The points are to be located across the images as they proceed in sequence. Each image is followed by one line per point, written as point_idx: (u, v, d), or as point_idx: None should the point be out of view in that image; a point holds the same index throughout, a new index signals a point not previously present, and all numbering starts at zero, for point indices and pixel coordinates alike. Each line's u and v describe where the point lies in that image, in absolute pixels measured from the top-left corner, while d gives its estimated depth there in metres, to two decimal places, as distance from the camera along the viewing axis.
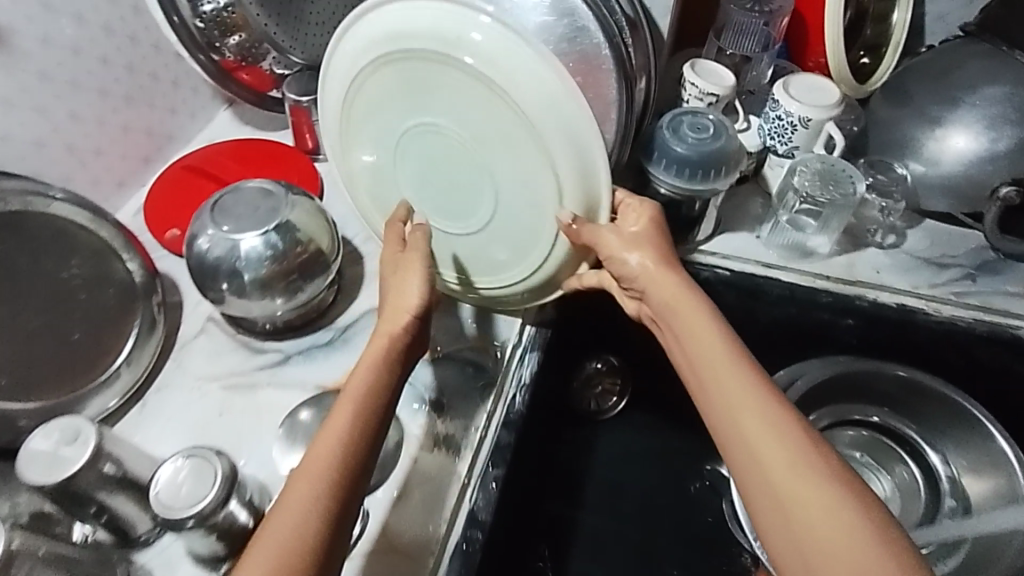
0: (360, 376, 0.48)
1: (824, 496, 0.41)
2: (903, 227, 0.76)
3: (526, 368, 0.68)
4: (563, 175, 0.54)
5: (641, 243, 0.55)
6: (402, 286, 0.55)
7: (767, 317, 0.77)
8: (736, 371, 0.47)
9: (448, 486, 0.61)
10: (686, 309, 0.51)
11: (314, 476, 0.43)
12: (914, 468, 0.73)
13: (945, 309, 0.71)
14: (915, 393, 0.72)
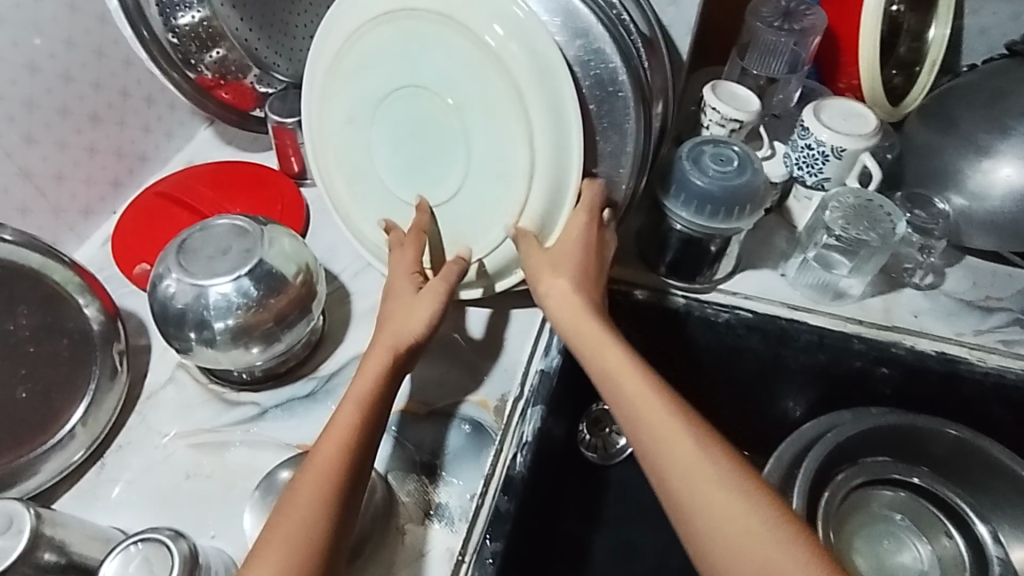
0: (367, 379, 0.52)
1: (713, 474, 0.45)
2: (942, 265, 0.70)
3: (528, 425, 0.61)
4: (540, 146, 0.57)
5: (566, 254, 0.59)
6: (415, 308, 0.57)
7: (797, 364, 0.70)
8: (643, 391, 0.50)
9: (440, 563, 0.54)
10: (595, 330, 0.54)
11: (327, 473, 0.46)
12: (959, 539, 0.66)
13: (991, 359, 0.64)
14: (963, 453, 0.65)
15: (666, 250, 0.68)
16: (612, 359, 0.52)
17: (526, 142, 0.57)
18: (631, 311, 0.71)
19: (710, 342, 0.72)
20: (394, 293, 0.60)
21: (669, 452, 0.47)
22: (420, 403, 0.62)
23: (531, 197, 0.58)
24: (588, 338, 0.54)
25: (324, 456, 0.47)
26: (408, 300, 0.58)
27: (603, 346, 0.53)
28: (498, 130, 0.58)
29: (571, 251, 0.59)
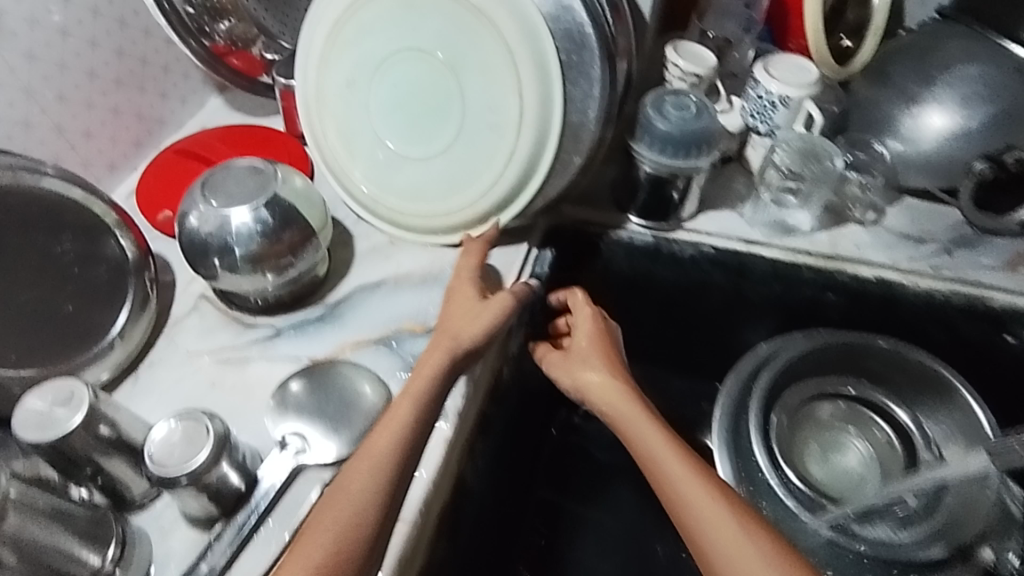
0: (425, 374, 0.57)
1: (753, 557, 0.48)
2: (882, 205, 0.78)
3: (512, 342, 0.72)
4: (528, 96, 0.64)
5: (593, 351, 0.66)
6: (472, 312, 0.63)
7: (756, 295, 0.77)
8: (677, 462, 0.54)
9: (434, 444, 0.61)
10: (633, 409, 0.59)
11: (386, 457, 0.51)
12: (888, 429, 0.76)
13: (922, 281, 0.72)
14: (895, 362, 0.73)
15: (637, 195, 0.77)
16: (645, 435, 0.57)
17: (516, 92, 0.65)
18: (607, 250, 0.79)
19: (677, 278, 0.79)
20: (454, 297, 0.65)
21: (704, 517, 0.50)
22: (417, 322, 0.70)
23: (522, 139, 0.66)
24: (624, 418, 0.59)
25: (374, 448, 0.52)
26: (467, 308, 0.64)
27: (638, 423, 0.58)
28: (490, 83, 0.66)
29: (596, 347, 0.66)
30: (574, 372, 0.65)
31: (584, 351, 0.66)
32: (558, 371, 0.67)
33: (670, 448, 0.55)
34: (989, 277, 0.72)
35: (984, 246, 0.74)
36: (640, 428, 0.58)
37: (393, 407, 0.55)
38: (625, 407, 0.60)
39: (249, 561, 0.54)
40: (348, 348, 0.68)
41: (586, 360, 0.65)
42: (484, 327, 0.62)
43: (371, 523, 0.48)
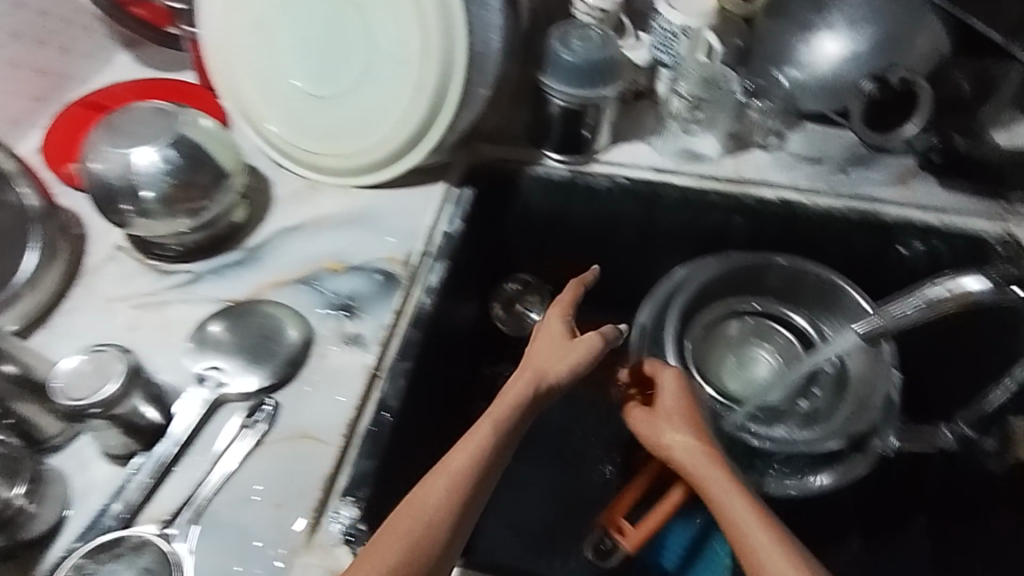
0: (487, 429, 0.55)
1: None
2: (785, 130, 0.81)
3: (434, 275, 0.70)
4: (432, 28, 0.65)
5: (675, 415, 0.60)
6: (565, 356, 0.60)
7: (667, 222, 0.81)
8: (749, 513, 0.52)
9: (358, 376, 0.63)
10: (704, 455, 0.57)
11: (455, 487, 0.52)
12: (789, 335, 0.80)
13: (819, 199, 0.77)
14: (794, 278, 0.78)
15: (550, 132, 0.79)
16: (716, 479, 0.55)
17: (420, 24, 0.66)
18: (526, 186, 0.81)
19: (593, 210, 0.81)
20: (544, 338, 0.62)
21: (775, 559, 0.49)
22: (339, 260, 0.70)
23: (429, 72, 0.67)
24: (696, 466, 0.57)
25: (449, 477, 0.52)
26: (558, 348, 0.60)
27: (708, 472, 0.56)
28: (395, 18, 0.67)
29: (677, 402, 0.61)
30: (659, 429, 0.60)
31: (670, 409, 0.61)
32: (638, 419, 0.62)
33: (738, 493, 0.54)
34: (880, 192, 0.77)
35: (876, 164, 0.79)
36: (711, 477, 0.55)
37: (474, 426, 0.56)
38: (693, 450, 0.57)
39: (169, 490, 0.56)
40: (267, 289, 0.69)
41: (670, 416, 0.60)
42: (574, 373, 0.59)
43: (441, 540, 0.50)
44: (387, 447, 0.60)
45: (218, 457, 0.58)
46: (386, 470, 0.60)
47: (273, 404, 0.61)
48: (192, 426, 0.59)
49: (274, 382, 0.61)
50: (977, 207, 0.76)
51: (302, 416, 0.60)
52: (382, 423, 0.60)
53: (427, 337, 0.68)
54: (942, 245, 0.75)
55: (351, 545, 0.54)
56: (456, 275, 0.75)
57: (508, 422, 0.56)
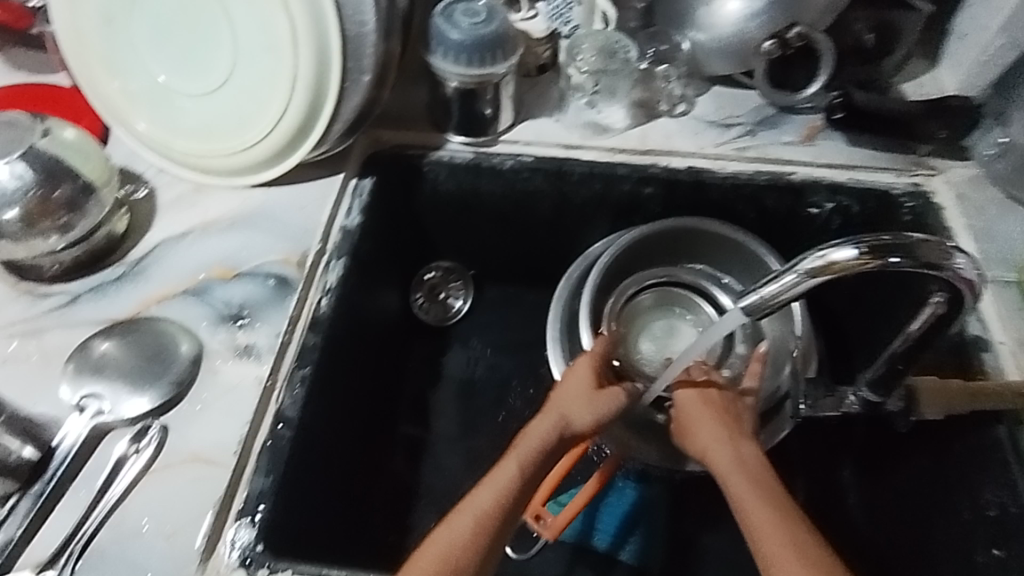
0: (510, 467, 0.54)
1: None
2: (692, 95, 0.79)
3: (332, 274, 0.67)
4: (295, 14, 0.62)
5: (720, 422, 0.58)
6: (582, 390, 0.60)
7: (580, 198, 0.78)
8: (763, 507, 0.49)
9: (252, 390, 0.59)
10: (724, 450, 0.55)
11: (500, 496, 0.52)
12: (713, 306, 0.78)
13: (728, 165, 0.75)
14: (712, 242, 0.76)
15: (451, 115, 0.75)
16: (738, 484, 0.52)
17: (283, 11, 0.62)
18: (429, 171, 0.76)
19: (502, 190, 0.78)
20: (567, 383, 0.61)
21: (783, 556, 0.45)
22: (228, 266, 0.67)
23: (300, 62, 0.64)
24: (723, 469, 0.54)
25: (482, 507, 0.51)
26: (583, 392, 0.60)
27: (732, 475, 0.53)
28: (255, 5, 0.63)
29: (700, 413, 0.59)
30: (695, 436, 0.58)
31: (700, 416, 0.59)
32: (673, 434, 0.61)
33: (748, 484, 0.51)
34: (788, 152, 0.75)
35: (786, 124, 0.77)
36: (732, 478, 0.52)
37: (497, 466, 0.54)
38: (715, 448, 0.55)
39: (52, 530, 0.53)
40: (153, 303, 0.65)
41: (694, 422, 0.59)
42: (595, 414, 0.59)
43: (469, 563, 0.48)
44: (290, 460, 0.58)
45: (101, 489, 0.54)
46: (291, 484, 0.57)
47: (161, 425, 0.58)
48: (73, 450, 0.56)
49: (163, 403, 0.58)
50: (886, 160, 0.73)
51: (192, 437, 0.57)
52: (279, 436, 0.58)
53: (327, 340, 0.65)
54: (852, 202, 0.73)
55: (248, 570, 0.52)
56: (360, 270, 0.72)
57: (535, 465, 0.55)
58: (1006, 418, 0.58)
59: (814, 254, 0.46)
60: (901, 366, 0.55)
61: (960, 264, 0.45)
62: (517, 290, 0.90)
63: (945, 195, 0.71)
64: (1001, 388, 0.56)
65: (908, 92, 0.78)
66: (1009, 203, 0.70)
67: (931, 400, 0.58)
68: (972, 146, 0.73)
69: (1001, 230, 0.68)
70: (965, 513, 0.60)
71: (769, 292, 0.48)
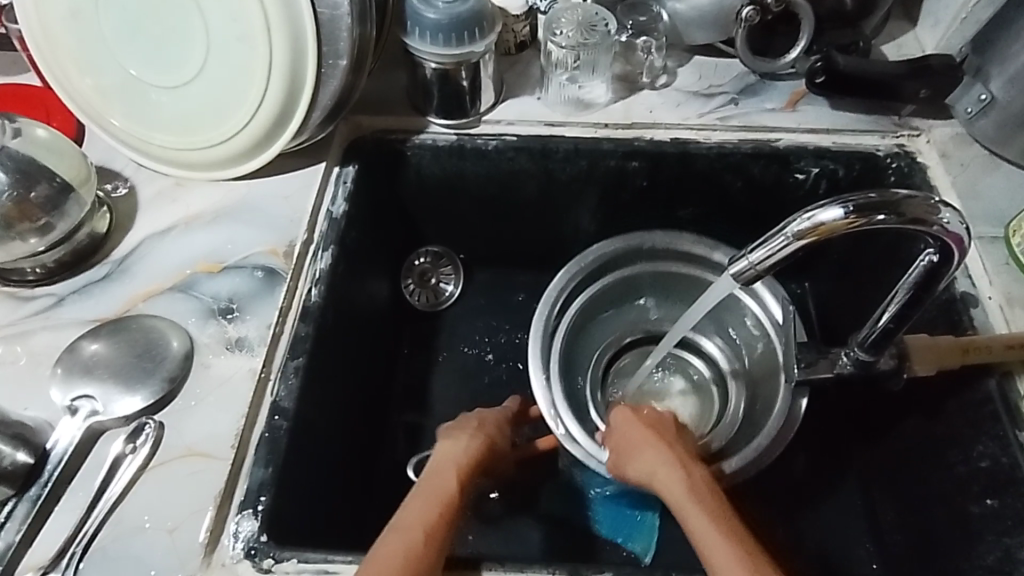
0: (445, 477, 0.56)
1: None
2: (673, 67, 0.79)
3: (320, 263, 0.67)
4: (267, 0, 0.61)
5: (652, 433, 0.61)
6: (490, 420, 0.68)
7: (565, 176, 0.77)
8: (697, 508, 0.52)
9: (246, 383, 0.59)
10: (665, 466, 0.56)
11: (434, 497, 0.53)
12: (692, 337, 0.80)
13: (713, 135, 0.74)
14: (684, 276, 0.77)
15: (431, 97, 0.74)
16: (682, 500, 0.53)
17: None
18: (413, 156, 0.76)
19: (486, 172, 0.77)
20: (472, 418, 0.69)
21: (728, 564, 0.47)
22: (214, 261, 0.66)
23: (275, 50, 0.63)
24: (667, 488, 0.55)
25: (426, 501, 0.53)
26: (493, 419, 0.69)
27: (675, 494, 0.54)
28: None
29: (643, 432, 0.61)
30: (629, 453, 0.60)
31: (633, 435, 0.61)
32: (612, 457, 0.62)
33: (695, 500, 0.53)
34: (772, 120, 0.75)
35: (768, 91, 0.77)
36: (677, 497, 0.54)
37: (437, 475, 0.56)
38: (658, 467, 0.57)
39: (52, 532, 0.53)
40: (140, 301, 0.64)
41: (636, 445, 0.60)
42: (502, 436, 0.67)
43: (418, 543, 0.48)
44: (288, 450, 0.57)
45: (99, 489, 0.54)
46: (290, 473, 0.57)
47: (157, 420, 0.57)
48: (69, 450, 0.55)
49: (156, 402, 0.58)
50: (868, 123, 0.74)
51: (188, 432, 0.57)
52: (276, 427, 0.57)
53: (320, 330, 0.64)
54: (837, 165, 0.73)
55: (254, 560, 0.52)
56: (348, 258, 0.71)
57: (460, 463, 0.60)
58: (995, 370, 0.58)
59: (801, 216, 0.46)
60: (892, 327, 0.55)
61: (946, 219, 0.46)
62: (507, 271, 0.90)
63: (928, 155, 0.71)
64: (989, 343, 0.57)
65: (888, 54, 0.78)
66: (991, 159, 0.70)
67: (923, 359, 0.59)
68: (954, 103, 0.71)
69: (984, 186, 0.68)
70: (959, 467, 0.60)
71: (757, 257, 0.48)
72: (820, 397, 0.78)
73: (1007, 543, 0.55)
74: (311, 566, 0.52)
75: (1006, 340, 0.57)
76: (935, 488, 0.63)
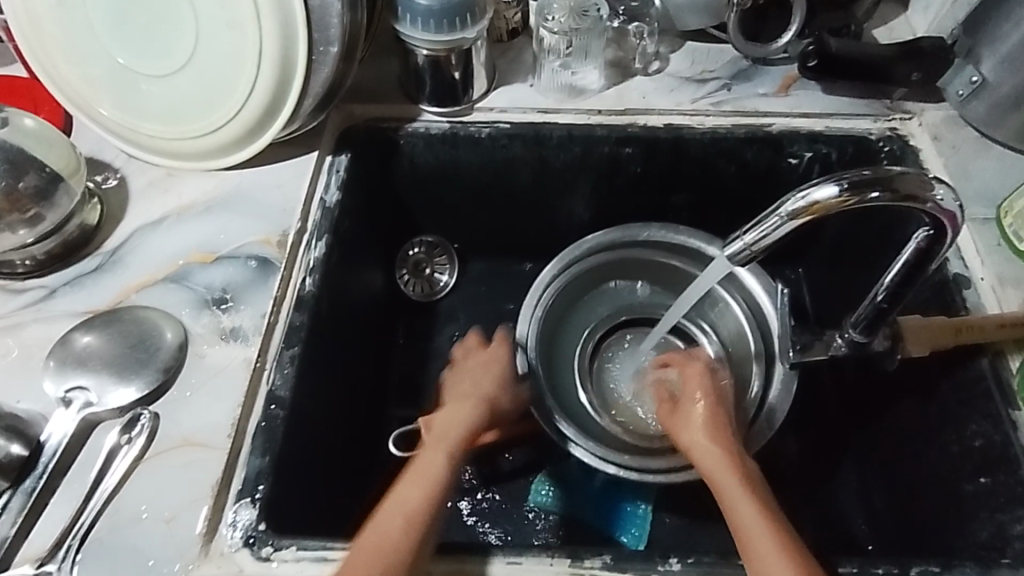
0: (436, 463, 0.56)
1: None
2: (665, 52, 0.79)
3: (314, 252, 0.66)
4: None
5: (714, 407, 0.61)
6: (490, 375, 0.67)
7: (559, 163, 0.77)
8: (742, 492, 0.53)
9: (241, 372, 0.59)
10: (718, 450, 0.57)
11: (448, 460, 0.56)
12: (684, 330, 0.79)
13: (707, 120, 0.74)
14: (670, 270, 0.77)
15: (424, 85, 0.74)
16: (728, 487, 0.54)
17: None
18: (405, 144, 0.75)
19: (480, 159, 0.77)
20: (466, 372, 0.68)
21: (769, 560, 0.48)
22: (207, 251, 0.66)
23: (265, 36, 0.62)
24: (716, 471, 0.55)
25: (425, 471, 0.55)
26: (490, 373, 0.67)
27: (724, 477, 0.54)
28: None
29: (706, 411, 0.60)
30: (685, 423, 0.60)
31: (694, 408, 0.61)
32: (670, 416, 0.63)
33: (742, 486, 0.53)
34: (764, 104, 0.75)
35: (761, 76, 0.77)
36: (725, 481, 0.54)
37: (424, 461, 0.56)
38: (712, 451, 0.57)
39: (47, 523, 0.52)
40: (133, 292, 0.64)
41: (690, 422, 0.60)
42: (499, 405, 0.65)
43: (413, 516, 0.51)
44: (284, 439, 0.57)
45: (95, 480, 0.54)
46: (286, 461, 0.57)
47: (152, 412, 0.57)
48: (64, 442, 0.55)
49: (151, 392, 0.57)
50: (861, 107, 0.74)
51: (184, 423, 0.56)
52: (272, 416, 0.57)
53: (315, 319, 0.64)
54: (830, 149, 0.73)
55: (252, 549, 0.52)
56: (342, 247, 0.71)
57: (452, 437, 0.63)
58: (988, 350, 0.59)
59: (796, 195, 0.46)
60: (886, 306, 0.55)
61: (940, 195, 0.46)
62: (502, 260, 0.89)
63: (920, 138, 0.72)
64: (982, 322, 0.57)
65: (879, 38, 0.78)
66: (982, 142, 0.71)
67: (917, 339, 0.59)
68: (945, 87, 0.71)
69: (975, 168, 0.69)
70: (953, 447, 0.61)
71: (752, 238, 0.48)
72: (813, 385, 0.79)
73: (1000, 519, 0.55)
74: (310, 553, 0.52)
75: (999, 319, 0.57)
76: (929, 468, 0.64)
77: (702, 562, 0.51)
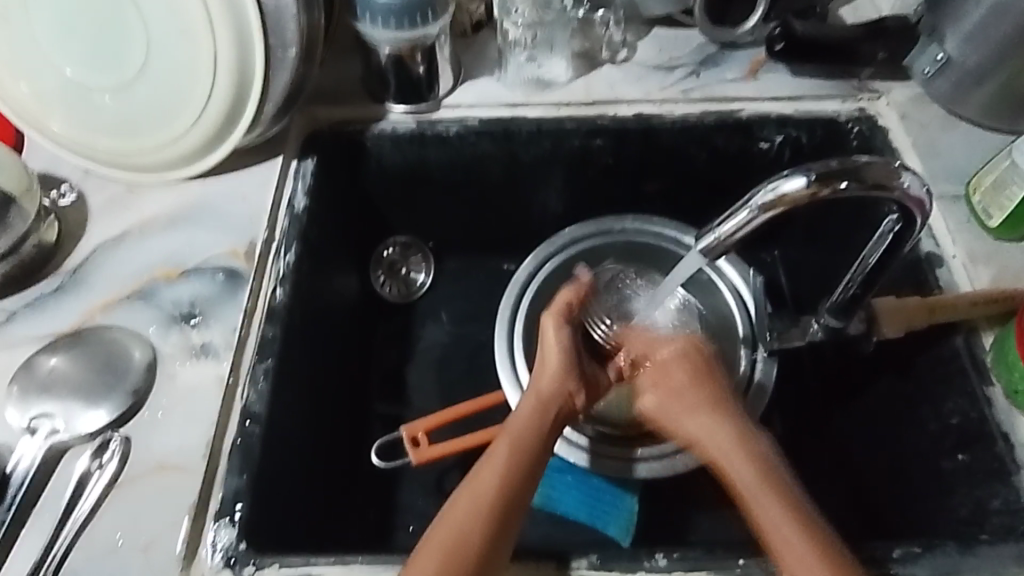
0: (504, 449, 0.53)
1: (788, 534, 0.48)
2: (632, 41, 0.78)
3: (285, 260, 0.65)
4: None
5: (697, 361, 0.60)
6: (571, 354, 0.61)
7: (530, 157, 0.76)
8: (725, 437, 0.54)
9: (214, 389, 0.58)
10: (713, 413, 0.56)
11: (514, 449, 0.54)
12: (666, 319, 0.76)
13: (676, 108, 0.74)
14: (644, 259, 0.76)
15: (388, 84, 0.72)
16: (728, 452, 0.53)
17: None
18: (373, 145, 0.74)
19: (450, 157, 0.76)
20: (547, 357, 0.61)
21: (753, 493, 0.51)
22: (172, 266, 0.64)
23: (219, 43, 0.60)
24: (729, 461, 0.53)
25: (484, 488, 0.51)
26: (570, 369, 0.60)
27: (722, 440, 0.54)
28: None
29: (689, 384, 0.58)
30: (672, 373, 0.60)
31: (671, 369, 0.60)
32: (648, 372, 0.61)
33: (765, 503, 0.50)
34: (733, 89, 0.74)
35: (727, 61, 0.76)
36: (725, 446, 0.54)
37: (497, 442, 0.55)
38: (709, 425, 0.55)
39: (19, 557, 0.51)
40: (97, 312, 0.62)
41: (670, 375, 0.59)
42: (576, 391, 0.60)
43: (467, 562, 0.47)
44: (262, 455, 0.56)
45: (67, 509, 0.52)
46: (265, 477, 0.56)
47: (125, 435, 0.55)
48: (32, 471, 0.53)
49: (121, 416, 0.56)
50: (828, 88, 0.74)
51: (157, 444, 0.55)
52: (248, 432, 0.56)
53: (289, 329, 0.63)
54: (800, 132, 0.73)
55: (233, 569, 0.51)
56: (313, 253, 0.69)
57: (455, 446, 0.67)
58: (961, 328, 0.60)
59: (766, 187, 0.45)
60: (860, 292, 0.56)
61: (907, 183, 0.46)
62: (478, 257, 0.88)
63: (888, 117, 0.72)
64: (956, 301, 0.58)
65: (845, 17, 0.78)
66: (950, 119, 0.71)
67: (891, 320, 0.59)
68: (911, 65, 0.71)
69: (943, 145, 0.69)
70: (931, 425, 0.61)
71: (724, 230, 0.47)
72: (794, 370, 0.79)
73: (979, 495, 0.56)
74: (293, 571, 0.51)
75: (972, 297, 0.58)
76: (909, 446, 0.64)
77: (687, 557, 0.52)
